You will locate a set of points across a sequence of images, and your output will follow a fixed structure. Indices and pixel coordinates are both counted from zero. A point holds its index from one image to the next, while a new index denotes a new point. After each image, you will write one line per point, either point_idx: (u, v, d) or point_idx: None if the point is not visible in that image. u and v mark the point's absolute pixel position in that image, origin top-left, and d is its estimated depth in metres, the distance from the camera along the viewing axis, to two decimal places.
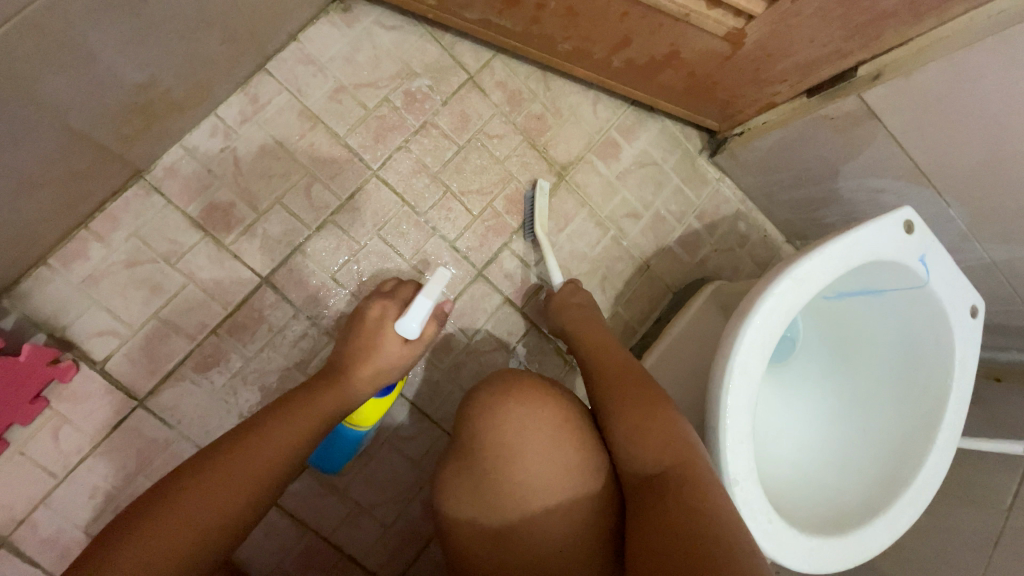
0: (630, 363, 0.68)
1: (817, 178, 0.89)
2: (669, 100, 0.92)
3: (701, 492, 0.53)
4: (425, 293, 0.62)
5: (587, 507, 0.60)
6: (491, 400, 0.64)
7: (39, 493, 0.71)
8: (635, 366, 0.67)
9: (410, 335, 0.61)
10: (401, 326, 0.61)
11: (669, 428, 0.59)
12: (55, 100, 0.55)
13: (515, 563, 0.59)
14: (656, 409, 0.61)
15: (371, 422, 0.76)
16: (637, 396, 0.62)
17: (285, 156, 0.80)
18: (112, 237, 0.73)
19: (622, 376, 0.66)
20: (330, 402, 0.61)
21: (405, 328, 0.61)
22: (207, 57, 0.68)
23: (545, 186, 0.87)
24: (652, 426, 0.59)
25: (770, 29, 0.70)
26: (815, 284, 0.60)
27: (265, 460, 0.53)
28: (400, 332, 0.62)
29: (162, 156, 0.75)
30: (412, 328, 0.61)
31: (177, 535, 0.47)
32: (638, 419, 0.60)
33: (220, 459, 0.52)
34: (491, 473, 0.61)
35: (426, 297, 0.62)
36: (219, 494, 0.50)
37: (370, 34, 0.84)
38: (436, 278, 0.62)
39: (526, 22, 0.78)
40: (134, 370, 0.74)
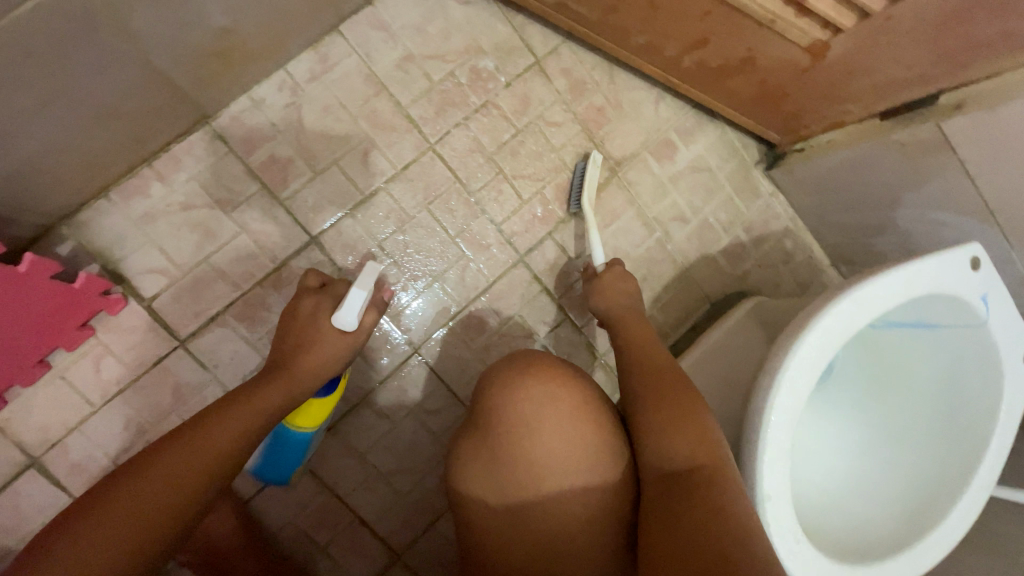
0: (658, 359, 0.67)
1: (875, 204, 0.87)
2: (735, 107, 0.90)
3: (730, 493, 0.52)
4: (358, 285, 0.67)
5: (602, 490, 0.60)
6: (512, 375, 0.63)
7: (75, 418, 0.73)
8: (664, 361, 0.67)
9: (348, 327, 0.66)
10: (337, 319, 0.66)
11: (702, 424, 0.58)
12: (144, 34, 0.55)
13: (524, 537, 0.59)
14: (686, 403, 0.60)
15: (311, 424, 0.73)
16: (669, 390, 0.62)
17: (346, 118, 0.80)
18: (172, 178, 0.74)
19: (652, 372, 0.65)
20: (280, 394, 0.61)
21: (342, 320, 0.66)
22: (288, 11, 0.68)
23: (597, 158, 0.85)
24: (681, 420, 0.58)
25: (857, 45, 0.68)
26: (874, 310, 0.59)
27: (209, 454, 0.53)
28: (338, 325, 0.66)
29: (229, 104, 0.75)
30: (349, 320, 0.66)
31: (114, 531, 0.46)
32: (668, 414, 0.59)
33: (156, 456, 0.51)
34: (507, 447, 0.60)
35: (359, 289, 0.67)
36: (168, 479, 0.50)
37: (443, 7, 0.83)
38: (368, 271, 0.68)
39: (603, 11, 0.77)
40: (179, 311, 0.75)
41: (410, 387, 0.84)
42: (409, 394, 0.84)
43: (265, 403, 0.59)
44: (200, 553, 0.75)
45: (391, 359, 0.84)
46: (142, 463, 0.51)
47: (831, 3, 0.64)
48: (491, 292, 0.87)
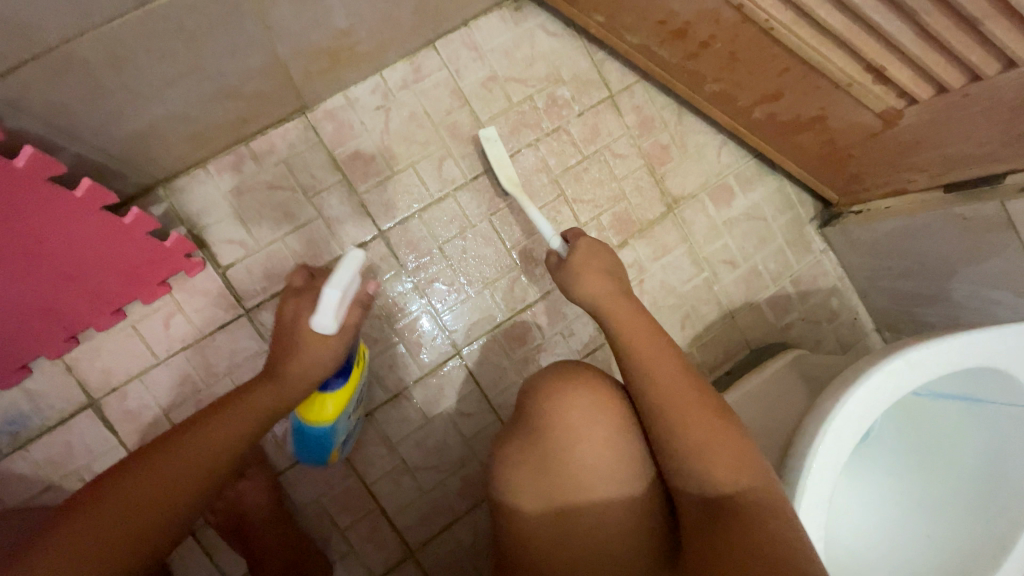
0: (674, 362, 0.63)
1: (929, 274, 0.87)
2: (799, 161, 0.92)
3: (772, 516, 0.51)
4: (332, 283, 0.61)
5: (647, 499, 0.61)
6: (555, 384, 0.64)
7: (137, 367, 0.78)
8: (676, 364, 0.63)
9: (328, 329, 0.61)
10: (315, 323, 0.60)
11: (739, 444, 0.57)
12: (279, 26, 0.60)
13: (574, 546, 0.60)
14: (713, 416, 0.59)
15: (327, 418, 0.73)
16: (699, 406, 0.59)
17: (429, 126, 0.85)
18: (264, 159, 0.80)
19: (671, 382, 0.61)
20: (267, 399, 0.61)
21: (320, 323, 0.61)
22: (398, 23, 0.74)
23: (491, 135, 0.80)
24: (718, 441, 0.57)
25: (929, 118, 0.70)
26: (926, 375, 0.60)
27: (187, 480, 0.54)
28: (318, 329, 0.61)
29: (326, 100, 0.81)
30: (326, 321, 0.60)
31: (77, 562, 0.48)
32: (705, 434, 0.57)
33: (136, 474, 0.53)
34: (557, 456, 0.61)
35: (333, 288, 0.60)
36: (152, 487, 0.52)
37: (532, 36, 0.89)
38: (344, 267, 0.62)
39: (683, 56, 0.81)
40: (248, 281, 0.80)
41: (450, 386, 0.86)
42: (445, 393, 0.86)
43: (248, 417, 0.59)
44: (230, 518, 0.77)
45: (432, 357, 0.86)
46: (123, 481, 0.52)
47: (911, 74, 0.66)
48: (537, 306, 0.89)
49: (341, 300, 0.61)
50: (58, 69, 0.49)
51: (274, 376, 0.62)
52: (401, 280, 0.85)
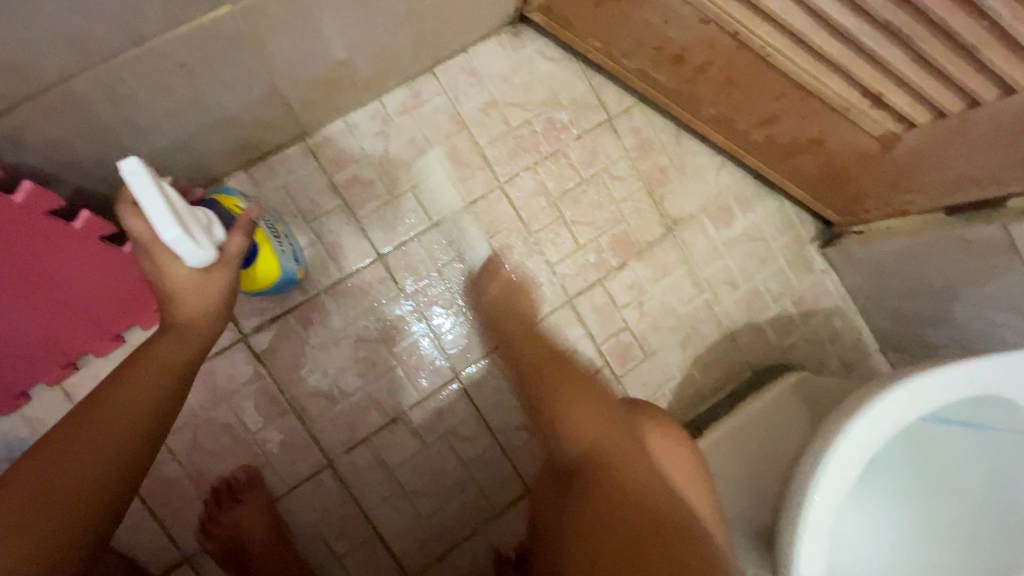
0: (551, 350, 0.73)
1: (932, 295, 0.86)
2: (798, 182, 0.92)
3: None
4: (156, 214, 0.47)
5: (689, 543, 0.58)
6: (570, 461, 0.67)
7: None
8: (545, 352, 0.73)
9: (210, 256, 0.51)
10: (195, 262, 0.51)
11: (587, 407, 0.64)
12: (278, 60, 0.60)
13: None
14: (574, 389, 0.67)
15: (272, 273, 0.72)
16: (558, 375, 0.68)
17: (428, 151, 0.86)
18: (263, 184, 0.80)
19: (534, 364, 0.71)
20: (176, 354, 0.55)
21: (198, 258, 0.51)
22: (396, 52, 0.74)
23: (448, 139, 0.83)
24: (570, 407, 0.64)
25: (929, 141, 0.70)
26: (930, 403, 0.59)
27: (100, 453, 0.48)
28: (205, 263, 0.52)
29: (326, 126, 0.82)
30: (202, 252, 0.50)
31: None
32: (561, 398, 0.65)
33: (45, 455, 0.47)
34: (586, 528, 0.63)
35: (165, 219, 0.47)
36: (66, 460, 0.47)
37: (530, 61, 0.89)
38: (147, 189, 0.47)
39: (681, 81, 0.82)
40: (248, 305, 0.80)
41: (448, 409, 0.86)
42: (443, 417, 0.86)
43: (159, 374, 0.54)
44: (228, 541, 0.77)
45: (430, 381, 0.86)
46: (32, 465, 0.46)
47: (909, 99, 0.66)
48: (535, 328, 0.89)
49: (173, 211, 0.48)
50: (58, 106, 0.49)
51: (170, 327, 0.56)
52: (400, 303, 0.85)
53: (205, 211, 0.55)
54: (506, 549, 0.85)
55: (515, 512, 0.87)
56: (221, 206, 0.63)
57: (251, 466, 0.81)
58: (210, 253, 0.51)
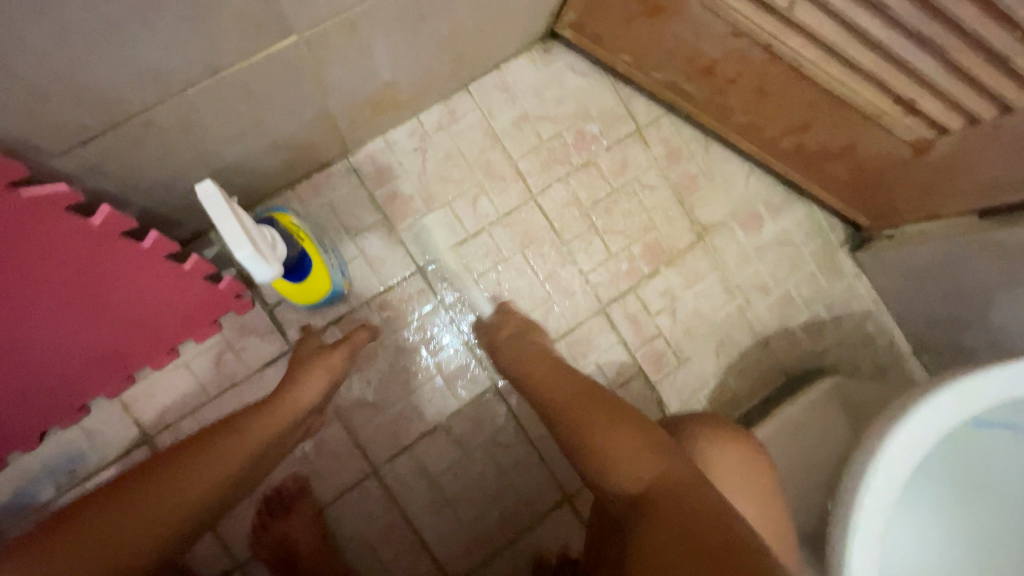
0: (581, 383, 0.65)
1: (968, 299, 0.87)
2: (828, 188, 0.93)
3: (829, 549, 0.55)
4: (230, 233, 0.50)
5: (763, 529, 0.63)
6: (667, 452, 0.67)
7: (190, 404, 0.81)
8: (575, 381, 0.66)
9: (277, 274, 0.55)
10: (262, 279, 0.54)
11: (627, 432, 0.56)
12: (329, 86, 0.63)
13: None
14: (612, 419, 0.58)
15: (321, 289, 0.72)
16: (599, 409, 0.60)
17: (464, 166, 0.88)
18: (309, 201, 0.83)
19: (560, 394, 0.64)
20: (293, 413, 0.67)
21: (264, 274, 0.54)
22: (435, 72, 0.77)
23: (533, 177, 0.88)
24: (608, 431, 0.57)
25: (962, 147, 0.71)
26: (975, 406, 0.59)
27: (173, 497, 0.54)
28: (271, 280, 0.55)
29: (366, 144, 0.85)
30: (269, 269, 0.54)
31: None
32: (598, 428, 0.57)
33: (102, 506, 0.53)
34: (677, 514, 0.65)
35: (239, 239, 0.50)
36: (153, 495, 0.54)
37: (561, 76, 0.92)
38: (222, 210, 0.50)
39: (711, 92, 0.83)
40: (295, 319, 0.83)
41: (487, 417, 0.88)
42: (483, 424, 0.88)
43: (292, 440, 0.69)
44: (280, 549, 0.79)
45: (469, 390, 0.88)
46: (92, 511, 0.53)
47: (943, 107, 0.67)
48: (570, 336, 0.91)
49: (245, 232, 0.51)
50: (135, 135, 0.53)
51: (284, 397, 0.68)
52: (439, 314, 0.87)
53: (269, 230, 0.58)
54: (548, 555, 0.87)
55: (554, 518, 0.88)
56: (279, 224, 0.66)
57: (301, 475, 0.83)
58: (275, 269, 0.55)
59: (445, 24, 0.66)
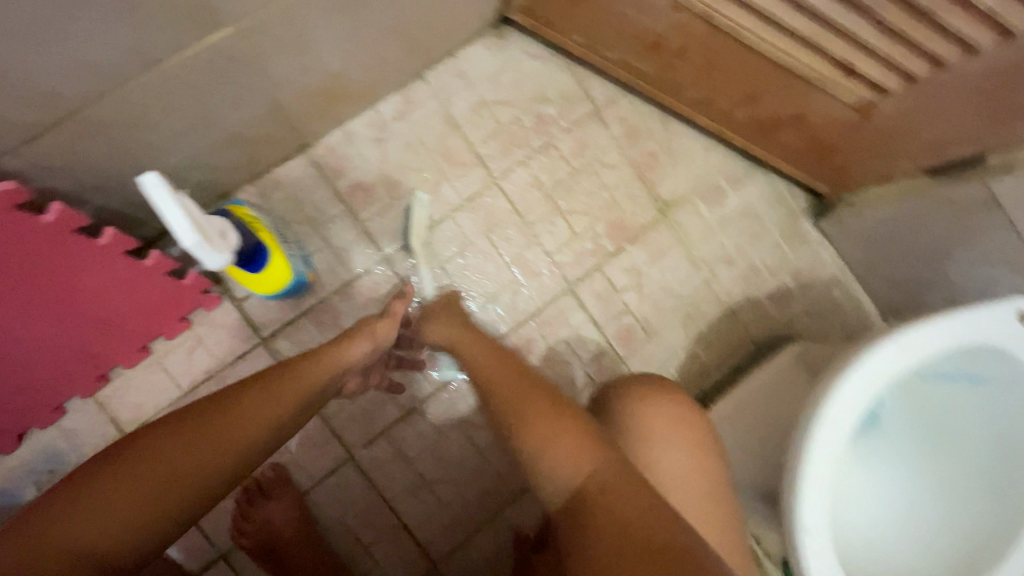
0: (522, 374, 0.69)
1: (925, 257, 0.88)
2: (785, 158, 0.94)
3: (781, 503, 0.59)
4: (176, 220, 0.52)
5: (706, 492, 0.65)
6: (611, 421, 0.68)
7: (165, 400, 0.82)
8: (519, 372, 0.69)
9: (227, 260, 0.57)
10: (213, 266, 0.56)
11: (569, 431, 0.58)
12: (276, 76, 0.65)
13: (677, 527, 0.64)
14: (549, 414, 0.60)
15: (282, 278, 0.73)
16: (539, 409, 0.61)
17: (424, 153, 0.90)
18: (271, 195, 0.84)
19: (498, 383, 0.68)
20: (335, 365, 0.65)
21: (214, 260, 0.56)
22: (386, 60, 0.78)
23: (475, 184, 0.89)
24: (540, 426, 0.59)
25: (904, 105, 0.72)
26: (917, 355, 0.62)
27: (218, 449, 0.53)
28: (221, 266, 0.57)
29: (325, 136, 0.86)
30: (218, 257, 0.56)
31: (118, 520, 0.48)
32: (540, 427, 0.59)
33: (144, 449, 0.51)
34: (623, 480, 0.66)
35: (184, 227, 0.53)
36: (200, 442, 0.52)
37: (516, 60, 0.93)
38: (165, 197, 0.52)
39: (662, 67, 0.85)
40: (264, 312, 0.85)
41: (461, 400, 0.89)
42: (457, 406, 0.89)
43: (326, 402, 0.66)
44: (261, 538, 0.80)
45: (441, 373, 0.89)
46: (136, 455, 0.50)
47: (880, 67, 0.68)
48: (539, 316, 0.93)
49: (192, 219, 0.53)
50: (79, 132, 0.54)
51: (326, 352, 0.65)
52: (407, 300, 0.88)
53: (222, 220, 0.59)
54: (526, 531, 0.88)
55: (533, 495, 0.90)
56: (232, 215, 0.67)
57: (280, 464, 0.85)
58: (226, 255, 0.57)
59: (388, 11, 0.67)
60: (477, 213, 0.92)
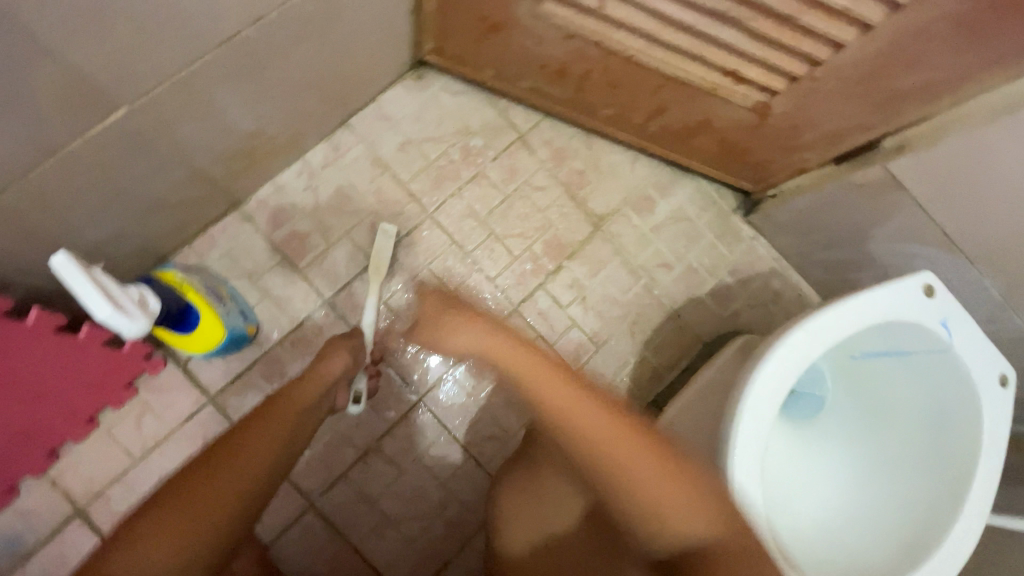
0: (581, 394, 0.63)
1: (849, 240, 0.92)
2: (706, 162, 0.98)
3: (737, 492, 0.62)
4: (90, 297, 0.54)
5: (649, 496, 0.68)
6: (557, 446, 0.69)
7: (117, 470, 0.82)
8: (569, 390, 0.63)
9: (146, 327, 0.59)
10: (131, 335, 0.59)
11: (652, 457, 0.59)
12: (189, 144, 0.67)
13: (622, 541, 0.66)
14: (640, 451, 0.59)
15: (214, 334, 0.76)
16: (636, 446, 0.59)
17: (356, 196, 0.92)
18: (208, 254, 0.86)
19: (561, 401, 0.62)
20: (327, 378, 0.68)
21: (132, 329, 0.58)
22: (305, 114, 0.81)
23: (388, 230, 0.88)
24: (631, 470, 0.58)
25: (795, 103, 0.76)
26: (829, 337, 0.64)
27: (255, 465, 0.55)
28: (140, 333, 0.60)
29: (256, 192, 0.88)
30: (136, 325, 0.58)
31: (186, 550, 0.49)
32: (651, 471, 0.58)
33: (185, 483, 0.52)
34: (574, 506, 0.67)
35: (98, 302, 0.55)
36: (233, 461, 0.54)
37: (437, 98, 0.97)
38: (74, 275, 0.53)
39: (573, 91, 0.89)
40: (211, 370, 0.85)
41: (418, 433, 0.90)
42: (414, 440, 0.90)
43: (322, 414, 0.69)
44: None
45: (395, 409, 0.90)
46: (178, 487, 0.52)
47: (764, 72, 0.72)
48: None
49: (104, 292, 0.55)
50: None
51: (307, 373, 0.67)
52: None
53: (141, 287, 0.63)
54: None
55: None
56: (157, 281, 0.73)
57: None
58: (143, 322, 0.59)
59: (295, 70, 0.71)
60: (415, 248, 0.94)
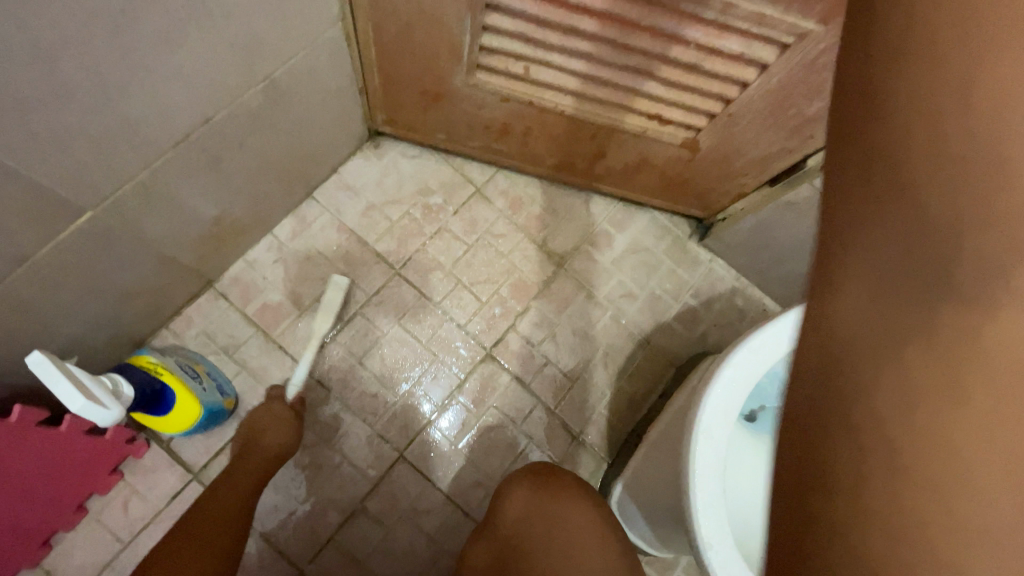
0: None
1: (797, 255, 0.96)
2: (655, 195, 1.04)
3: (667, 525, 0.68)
4: (66, 390, 0.57)
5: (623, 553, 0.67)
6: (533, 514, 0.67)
7: (105, 558, 0.82)
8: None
9: (118, 415, 0.62)
10: (105, 423, 0.61)
11: None
12: (154, 236, 0.72)
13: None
14: None
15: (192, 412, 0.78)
16: None
17: (324, 263, 0.97)
18: (185, 334, 0.90)
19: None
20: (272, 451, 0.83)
21: (105, 418, 0.61)
22: (267, 193, 0.87)
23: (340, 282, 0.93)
24: None
25: (718, 136, 0.82)
26: (769, 353, 0.67)
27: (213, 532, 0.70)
28: (113, 421, 0.62)
29: (229, 269, 0.93)
30: (108, 414, 0.61)
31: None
32: None
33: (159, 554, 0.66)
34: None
35: (74, 395, 0.57)
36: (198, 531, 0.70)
37: (395, 163, 1.03)
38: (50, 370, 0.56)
39: (518, 145, 0.95)
40: (194, 447, 0.87)
41: (403, 488, 0.91)
42: (400, 495, 0.91)
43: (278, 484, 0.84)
44: None
45: (377, 466, 0.91)
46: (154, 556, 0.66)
47: (683, 111, 0.78)
48: (463, 388, 0.97)
49: (78, 384, 0.58)
50: None
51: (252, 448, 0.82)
52: (331, 403, 0.92)
53: (111, 375, 0.67)
54: None
55: None
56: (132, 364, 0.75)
57: None
58: (115, 411, 0.62)
59: (250, 157, 0.76)
60: (385, 305, 0.97)
